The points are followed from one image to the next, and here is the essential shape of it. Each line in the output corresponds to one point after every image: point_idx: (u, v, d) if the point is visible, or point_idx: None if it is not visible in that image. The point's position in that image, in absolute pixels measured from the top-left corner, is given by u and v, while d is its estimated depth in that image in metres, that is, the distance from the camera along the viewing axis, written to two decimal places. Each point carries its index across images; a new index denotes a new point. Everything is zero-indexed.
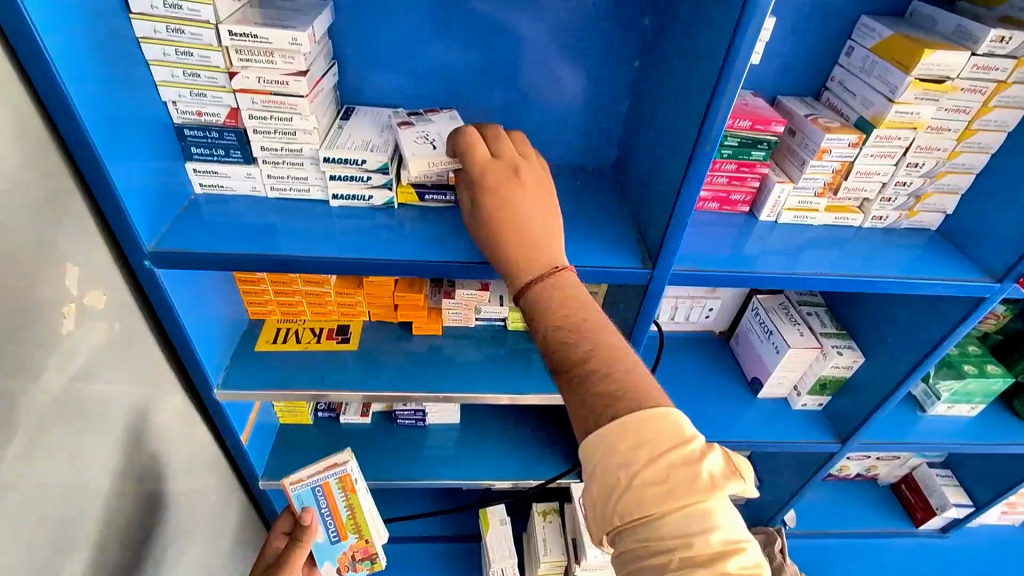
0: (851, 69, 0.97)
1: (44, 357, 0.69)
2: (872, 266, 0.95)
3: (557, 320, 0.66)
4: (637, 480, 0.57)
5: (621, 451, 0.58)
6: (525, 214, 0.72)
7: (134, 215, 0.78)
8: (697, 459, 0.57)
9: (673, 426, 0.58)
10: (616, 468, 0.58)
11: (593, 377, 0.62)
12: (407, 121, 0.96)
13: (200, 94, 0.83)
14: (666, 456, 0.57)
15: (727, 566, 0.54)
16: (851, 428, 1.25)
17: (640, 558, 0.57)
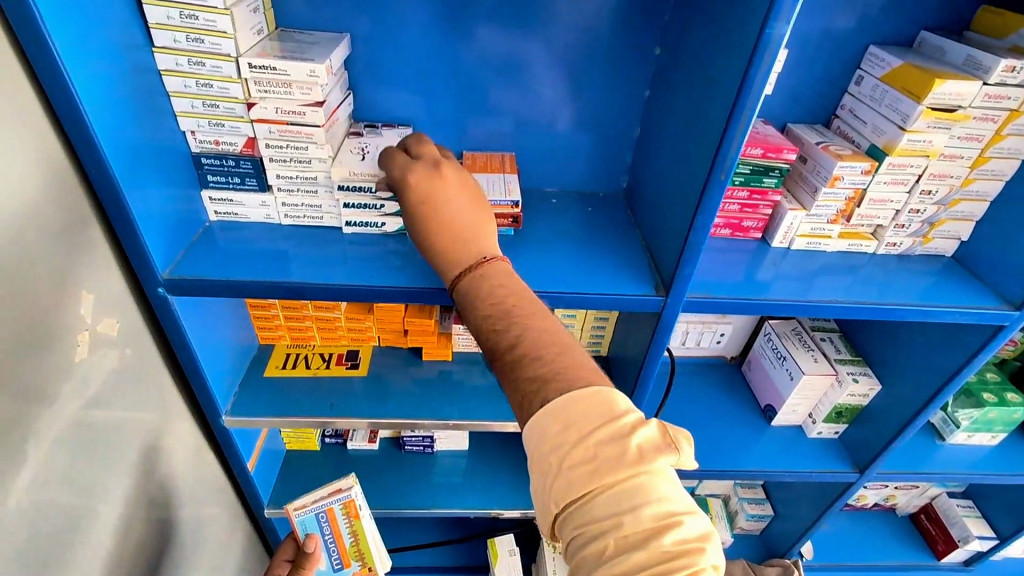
0: (861, 97, 0.97)
1: (57, 385, 0.69)
2: (887, 292, 0.94)
3: (487, 314, 0.65)
4: (568, 458, 0.55)
5: (552, 435, 0.56)
6: (453, 211, 0.73)
7: (151, 243, 0.78)
8: (626, 434, 0.55)
9: (602, 404, 0.56)
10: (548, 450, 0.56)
11: (523, 363, 0.60)
12: (356, 133, 0.98)
13: (218, 124, 0.84)
14: (594, 435, 0.55)
15: (663, 541, 0.52)
16: (869, 457, 1.22)
17: (581, 546, 0.55)
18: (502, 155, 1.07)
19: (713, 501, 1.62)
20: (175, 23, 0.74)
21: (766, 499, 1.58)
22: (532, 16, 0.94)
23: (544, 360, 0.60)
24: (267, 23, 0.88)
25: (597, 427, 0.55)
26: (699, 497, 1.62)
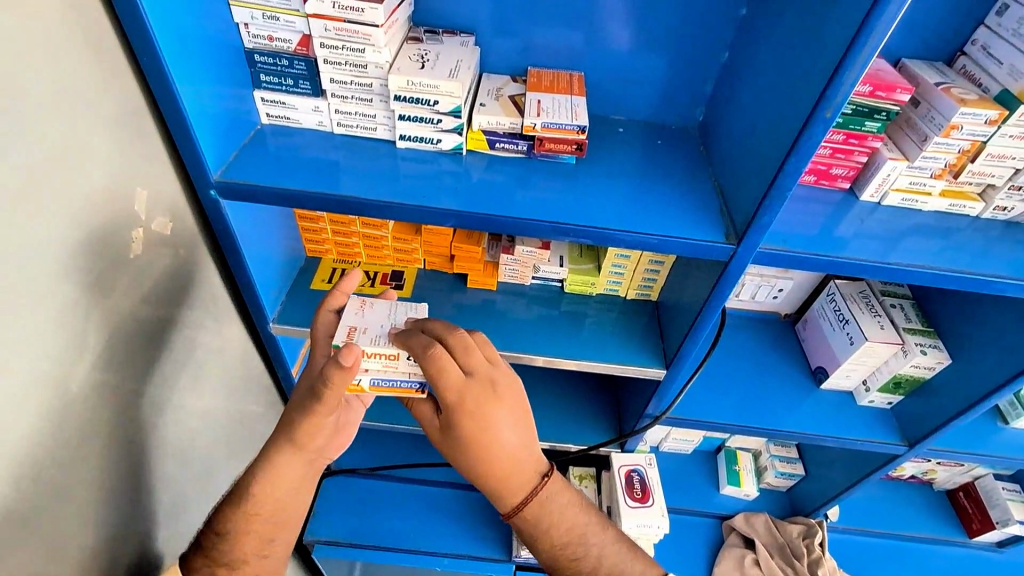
0: (1001, 32, 0.83)
1: (113, 278, 0.70)
2: (984, 261, 0.84)
3: (506, 462, 0.80)
4: (554, 541, 0.88)
5: (551, 519, 0.87)
6: (493, 431, 0.77)
7: (203, 142, 0.76)
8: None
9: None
10: (546, 516, 0.87)
11: (546, 535, 0.87)
12: (417, 38, 0.91)
13: (272, 17, 0.79)
14: (576, 532, 0.89)
15: None
16: (922, 432, 1.16)
17: (547, 552, 0.88)
18: (569, 75, 0.98)
19: (743, 455, 1.61)
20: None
21: (799, 459, 1.56)
22: None
23: (555, 526, 0.88)
24: None
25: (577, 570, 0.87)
26: (729, 449, 1.61)
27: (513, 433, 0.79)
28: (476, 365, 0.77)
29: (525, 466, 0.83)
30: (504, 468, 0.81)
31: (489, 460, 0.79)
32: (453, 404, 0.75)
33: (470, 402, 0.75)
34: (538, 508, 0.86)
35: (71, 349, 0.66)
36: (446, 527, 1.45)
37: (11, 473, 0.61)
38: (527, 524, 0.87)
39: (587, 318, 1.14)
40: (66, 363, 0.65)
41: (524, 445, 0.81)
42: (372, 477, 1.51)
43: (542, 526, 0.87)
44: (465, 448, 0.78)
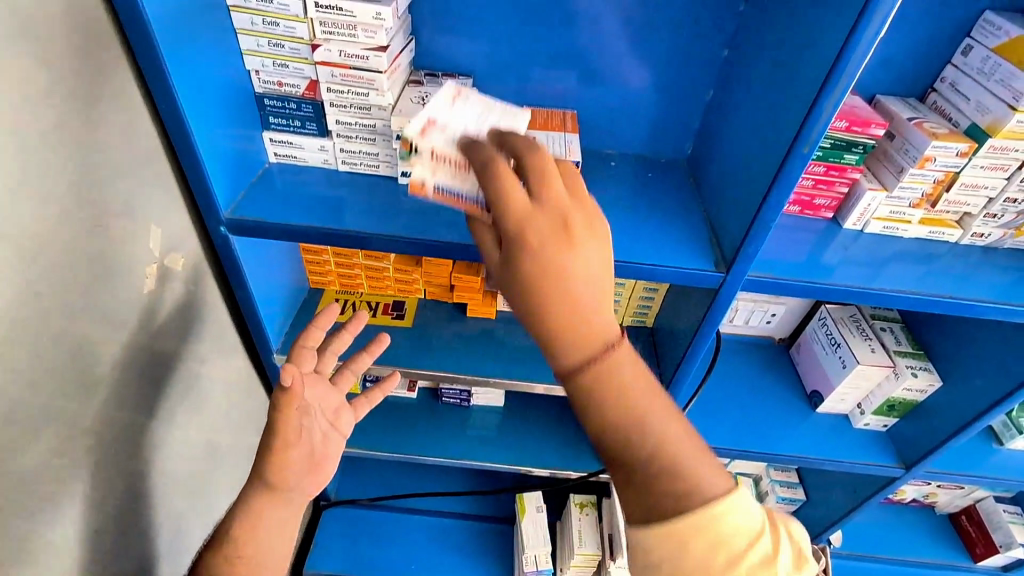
0: (967, 70, 0.88)
1: (125, 312, 0.73)
2: (966, 286, 0.87)
3: (665, 439, 0.57)
4: (674, 524, 0.55)
5: (658, 501, 0.56)
6: (581, 264, 0.54)
7: (215, 181, 0.80)
8: (772, 558, 0.55)
9: (730, 528, 0.55)
10: (657, 505, 0.56)
11: (648, 466, 0.57)
12: (418, 81, 0.96)
13: (282, 65, 0.84)
14: (706, 510, 0.55)
15: None
16: (918, 454, 1.18)
17: (652, 488, 0.57)
18: (564, 112, 1.02)
19: (744, 480, 1.61)
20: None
21: (799, 484, 1.56)
22: None
23: (669, 503, 0.56)
24: None
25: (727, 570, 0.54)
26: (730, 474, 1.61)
27: (552, 218, 0.54)
28: (544, 155, 0.56)
29: (639, 366, 0.57)
30: (617, 361, 0.56)
31: (639, 433, 0.56)
32: (530, 236, 0.54)
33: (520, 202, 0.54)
34: (660, 442, 0.57)
35: (83, 382, 0.68)
36: (447, 558, 1.44)
37: (22, 505, 0.62)
38: (637, 530, 0.58)
39: None
40: (78, 396, 0.68)
41: (623, 343, 0.56)
42: (372, 507, 1.51)
43: (664, 468, 0.56)
44: (543, 282, 0.54)
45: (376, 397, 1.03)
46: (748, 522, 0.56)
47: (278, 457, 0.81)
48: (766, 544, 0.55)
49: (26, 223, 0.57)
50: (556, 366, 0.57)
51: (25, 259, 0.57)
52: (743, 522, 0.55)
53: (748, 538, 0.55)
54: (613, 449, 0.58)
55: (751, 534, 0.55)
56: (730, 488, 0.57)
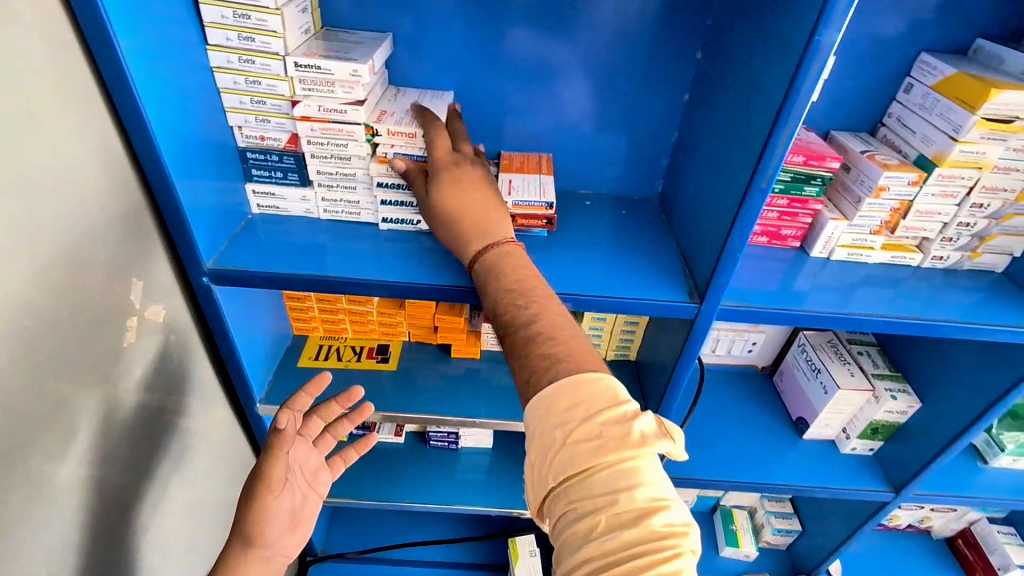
0: (911, 106, 0.94)
1: (105, 367, 0.72)
2: (932, 307, 0.90)
3: (574, 361, 0.62)
4: (577, 438, 0.57)
5: (559, 419, 0.59)
6: (479, 184, 0.83)
7: (197, 233, 0.81)
8: (629, 420, 0.57)
9: (608, 391, 0.59)
10: (560, 422, 0.58)
11: (538, 340, 0.65)
12: None
13: (264, 120, 0.87)
14: (600, 416, 0.57)
15: (653, 521, 0.53)
16: (906, 477, 1.18)
17: (546, 399, 0.60)
18: (537, 155, 1.06)
19: (739, 513, 1.60)
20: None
21: (794, 514, 1.54)
22: (574, 16, 0.94)
23: (574, 421, 0.58)
24: (313, 22, 0.90)
25: (611, 476, 0.55)
26: (725, 508, 1.59)
27: (487, 193, 0.82)
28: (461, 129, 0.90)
29: (546, 304, 0.69)
30: (533, 304, 0.68)
31: (552, 355, 0.63)
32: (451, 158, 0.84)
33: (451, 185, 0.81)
34: (572, 384, 0.59)
35: (61, 443, 0.67)
36: None
37: None
38: (539, 455, 0.60)
39: None
40: (56, 458, 0.66)
41: (540, 279, 0.72)
42: (361, 560, 1.46)
43: (566, 396, 0.59)
44: (455, 195, 0.81)
45: (352, 454, 1.04)
46: (640, 470, 0.56)
47: (261, 504, 0.80)
48: (650, 492, 0.55)
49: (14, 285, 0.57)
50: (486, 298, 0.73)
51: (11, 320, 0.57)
52: (635, 465, 0.56)
53: (633, 480, 0.55)
54: (523, 384, 0.65)
55: (637, 478, 0.55)
56: (631, 414, 0.58)
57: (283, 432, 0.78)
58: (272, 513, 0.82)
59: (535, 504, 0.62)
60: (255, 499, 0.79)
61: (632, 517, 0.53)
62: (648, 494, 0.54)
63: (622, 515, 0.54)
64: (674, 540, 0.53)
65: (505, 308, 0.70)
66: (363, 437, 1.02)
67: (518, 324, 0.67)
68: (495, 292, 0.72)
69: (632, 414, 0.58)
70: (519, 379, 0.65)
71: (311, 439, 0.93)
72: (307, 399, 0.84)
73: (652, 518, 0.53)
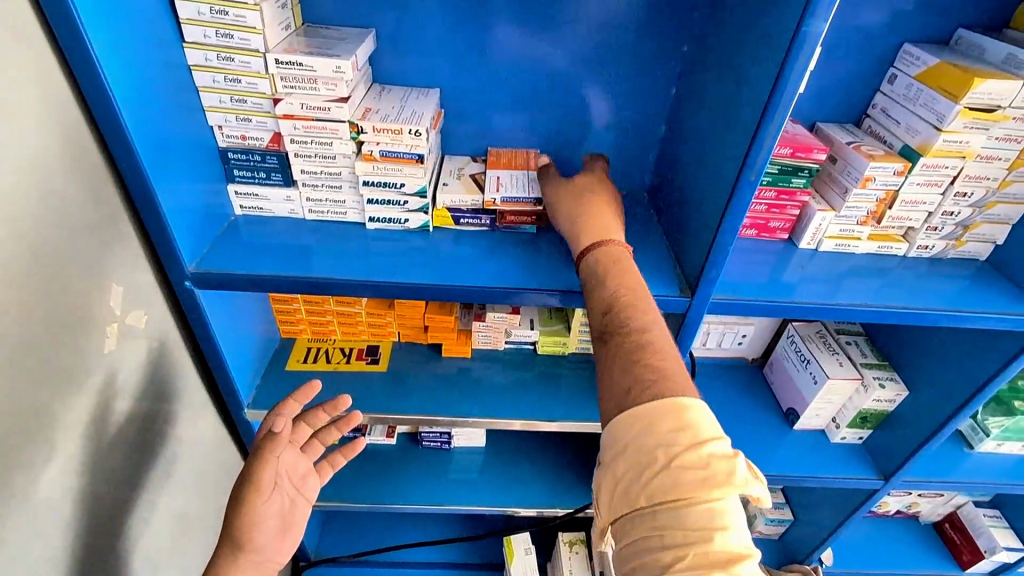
0: (895, 96, 0.95)
1: (85, 376, 0.70)
2: (920, 296, 0.91)
3: (681, 386, 0.56)
4: (680, 463, 0.51)
5: (661, 439, 0.52)
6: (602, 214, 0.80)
7: (178, 236, 0.79)
8: (732, 456, 0.51)
9: (705, 423, 0.53)
10: (662, 443, 0.52)
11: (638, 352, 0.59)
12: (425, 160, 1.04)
13: (245, 119, 0.85)
14: (706, 447, 0.51)
15: (740, 571, 0.46)
16: (895, 464, 1.20)
17: (649, 417, 0.54)
18: (525, 151, 1.06)
19: None
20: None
21: (786, 503, 1.56)
22: (560, 10, 0.93)
23: (677, 446, 0.51)
24: (294, 19, 0.88)
25: (705, 513, 0.48)
26: None
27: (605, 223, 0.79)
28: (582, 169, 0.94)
29: (657, 319, 0.63)
30: (644, 316, 0.63)
31: (660, 369, 0.57)
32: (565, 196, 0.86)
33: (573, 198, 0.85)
34: (678, 406, 0.53)
35: (40, 456, 0.64)
36: None
37: None
38: (629, 472, 0.53)
39: (560, 378, 1.17)
40: (35, 472, 0.64)
41: (647, 294, 0.67)
42: (355, 564, 1.44)
43: (671, 419, 0.53)
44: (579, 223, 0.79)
45: (339, 459, 1.00)
46: (731, 511, 0.49)
47: (249, 507, 0.79)
48: (739, 537, 0.48)
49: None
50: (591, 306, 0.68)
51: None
52: (729, 505, 0.49)
53: (726, 520, 0.48)
54: (618, 394, 0.58)
55: (728, 518, 0.48)
56: (734, 453, 0.51)
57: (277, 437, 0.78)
58: (260, 517, 0.81)
59: (605, 524, 0.56)
60: (244, 501, 0.78)
61: (718, 562, 0.47)
62: (738, 540, 0.47)
63: (706, 558, 0.47)
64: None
65: (612, 313, 0.64)
66: (351, 442, 0.97)
67: (628, 329, 0.62)
68: (603, 295, 0.67)
69: (732, 453, 0.52)
70: (614, 387, 0.59)
71: (298, 445, 0.92)
72: (295, 405, 0.83)
73: (738, 566, 0.46)
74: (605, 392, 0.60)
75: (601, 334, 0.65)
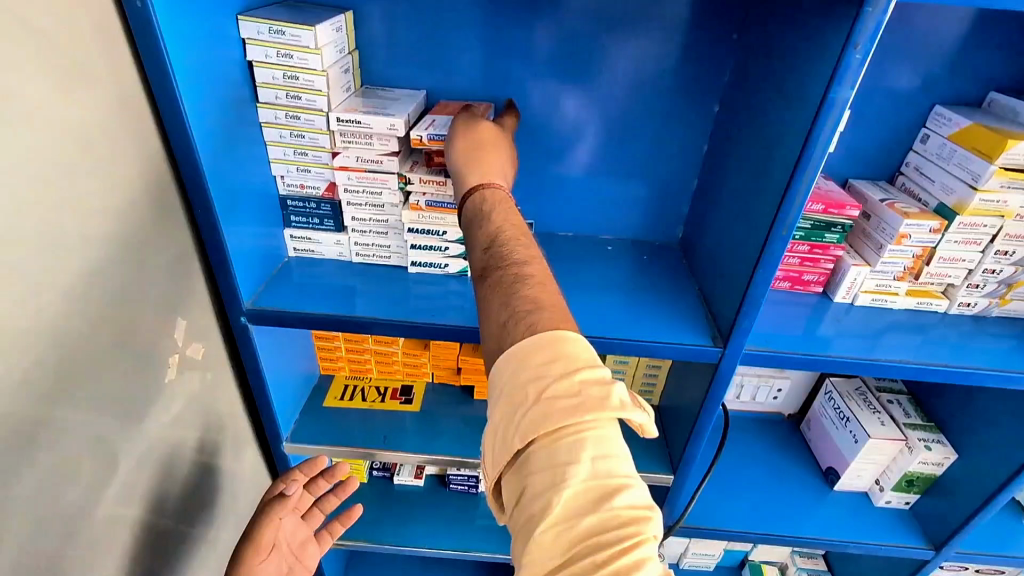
0: (928, 155, 0.96)
1: (147, 402, 0.75)
2: (956, 354, 0.89)
3: (560, 317, 0.54)
4: (551, 396, 0.48)
5: (532, 374, 0.50)
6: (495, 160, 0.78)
7: (240, 276, 0.86)
8: (608, 382, 0.49)
9: (570, 350, 0.50)
10: (533, 378, 0.50)
11: (517, 285, 0.57)
12: None
13: (305, 170, 0.92)
14: (579, 373, 0.49)
15: (613, 504, 0.45)
16: (945, 533, 1.13)
17: (520, 352, 0.51)
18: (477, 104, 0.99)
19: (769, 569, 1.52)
20: (272, 61, 0.82)
21: (828, 572, 1.47)
22: (597, 74, 0.99)
23: (548, 377, 0.49)
24: (354, 80, 0.97)
25: (577, 447, 0.46)
26: (753, 563, 1.53)
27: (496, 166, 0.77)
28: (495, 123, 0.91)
29: (539, 256, 0.62)
30: (523, 251, 0.61)
31: (538, 299, 0.56)
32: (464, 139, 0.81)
33: (469, 154, 0.78)
34: (550, 338, 0.51)
35: (101, 476, 0.69)
36: None
37: None
38: (504, 417, 0.50)
39: None
40: (93, 493, 0.68)
41: (528, 230, 0.65)
42: None
43: (545, 350, 0.50)
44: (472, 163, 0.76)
45: (337, 528, 1.08)
46: (606, 441, 0.48)
47: (249, 566, 0.88)
48: (616, 469, 0.47)
49: (64, 329, 0.60)
50: (475, 247, 0.65)
51: (57, 362, 0.60)
52: (604, 434, 0.48)
53: (600, 452, 0.47)
54: (497, 329, 0.56)
55: (602, 450, 0.47)
56: (611, 379, 0.50)
57: (288, 498, 0.93)
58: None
59: (491, 483, 0.53)
60: (244, 560, 0.87)
61: (593, 500, 0.46)
62: (613, 471, 0.46)
63: (577, 501, 0.46)
64: (637, 527, 0.45)
65: (492, 248, 0.62)
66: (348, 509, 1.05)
67: (508, 262, 0.60)
68: (484, 231, 0.65)
69: (609, 378, 0.50)
70: (493, 323, 0.57)
71: (299, 513, 1.00)
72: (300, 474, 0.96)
73: (613, 500, 0.46)
74: (486, 331, 0.58)
75: (480, 270, 0.62)
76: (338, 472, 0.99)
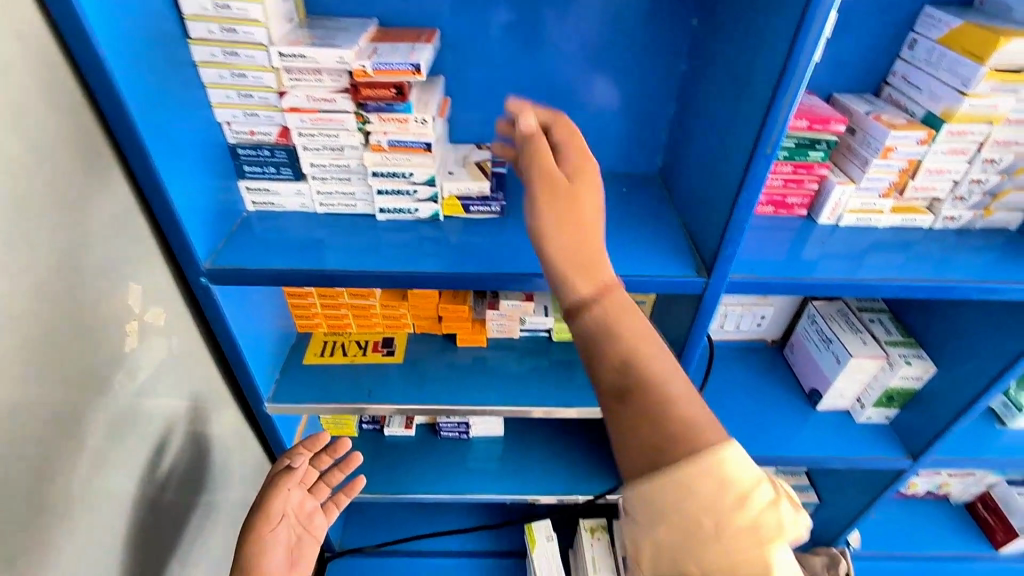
0: (916, 62, 0.91)
1: (108, 373, 0.71)
2: (946, 270, 0.88)
3: (711, 431, 0.49)
4: (729, 526, 0.45)
5: (702, 505, 0.46)
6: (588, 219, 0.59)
7: (193, 234, 0.80)
8: (780, 505, 0.46)
9: (739, 476, 0.46)
10: (707, 511, 0.46)
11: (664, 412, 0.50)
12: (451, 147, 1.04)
13: (253, 114, 0.85)
14: (755, 503, 0.46)
15: None
16: (924, 444, 1.16)
17: (685, 484, 0.46)
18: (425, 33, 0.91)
19: None
20: None
21: (811, 486, 1.54)
22: None
23: (724, 510, 0.46)
24: (296, 10, 0.87)
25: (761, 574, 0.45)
26: None
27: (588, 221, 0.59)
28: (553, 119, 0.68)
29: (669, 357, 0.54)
30: (658, 361, 0.52)
31: (681, 413, 0.50)
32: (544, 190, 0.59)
33: (568, 232, 0.57)
34: (717, 465, 0.46)
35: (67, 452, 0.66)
36: None
37: None
38: (667, 542, 0.47)
39: (578, 364, 1.16)
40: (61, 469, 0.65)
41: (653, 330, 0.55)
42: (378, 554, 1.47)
43: (711, 484, 0.46)
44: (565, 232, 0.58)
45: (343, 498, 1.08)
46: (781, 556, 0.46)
47: (257, 536, 0.88)
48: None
49: None
50: (596, 362, 0.54)
51: None
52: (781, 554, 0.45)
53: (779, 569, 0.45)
54: (644, 455, 0.50)
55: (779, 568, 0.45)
56: (777, 496, 0.47)
57: (293, 471, 0.92)
58: (269, 544, 0.90)
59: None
60: (252, 530, 0.88)
61: None
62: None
63: None
64: None
65: (627, 366, 0.52)
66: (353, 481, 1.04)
67: (647, 382, 0.51)
68: (604, 340, 0.54)
69: (775, 494, 0.47)
70: (638, 449, 0.50)
71: (306, 486, 1.00)
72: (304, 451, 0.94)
73: None
74: (624, 453, 0.52)
75: (611, 390, 0.53)
76: (342, 447, 0.97)
